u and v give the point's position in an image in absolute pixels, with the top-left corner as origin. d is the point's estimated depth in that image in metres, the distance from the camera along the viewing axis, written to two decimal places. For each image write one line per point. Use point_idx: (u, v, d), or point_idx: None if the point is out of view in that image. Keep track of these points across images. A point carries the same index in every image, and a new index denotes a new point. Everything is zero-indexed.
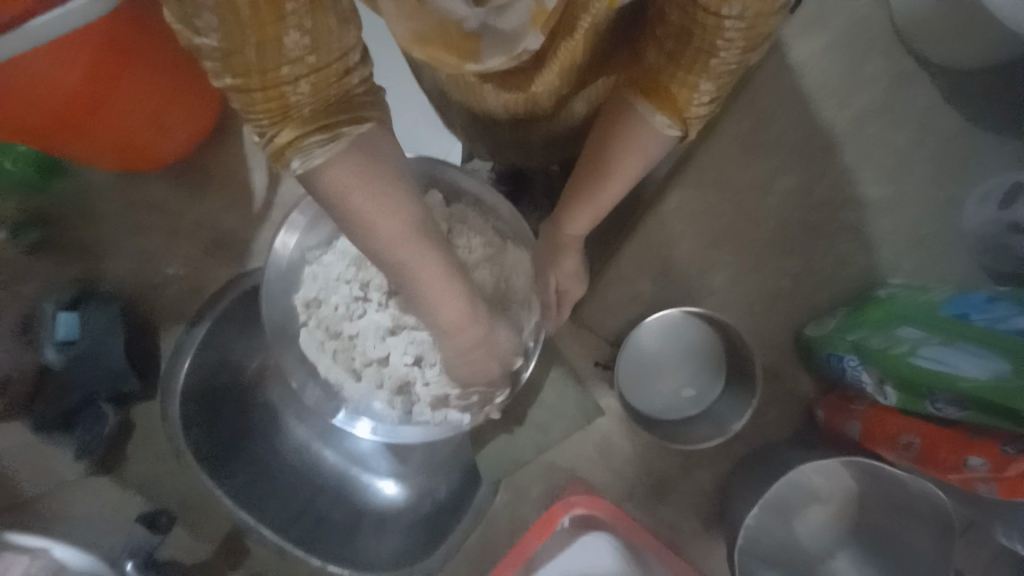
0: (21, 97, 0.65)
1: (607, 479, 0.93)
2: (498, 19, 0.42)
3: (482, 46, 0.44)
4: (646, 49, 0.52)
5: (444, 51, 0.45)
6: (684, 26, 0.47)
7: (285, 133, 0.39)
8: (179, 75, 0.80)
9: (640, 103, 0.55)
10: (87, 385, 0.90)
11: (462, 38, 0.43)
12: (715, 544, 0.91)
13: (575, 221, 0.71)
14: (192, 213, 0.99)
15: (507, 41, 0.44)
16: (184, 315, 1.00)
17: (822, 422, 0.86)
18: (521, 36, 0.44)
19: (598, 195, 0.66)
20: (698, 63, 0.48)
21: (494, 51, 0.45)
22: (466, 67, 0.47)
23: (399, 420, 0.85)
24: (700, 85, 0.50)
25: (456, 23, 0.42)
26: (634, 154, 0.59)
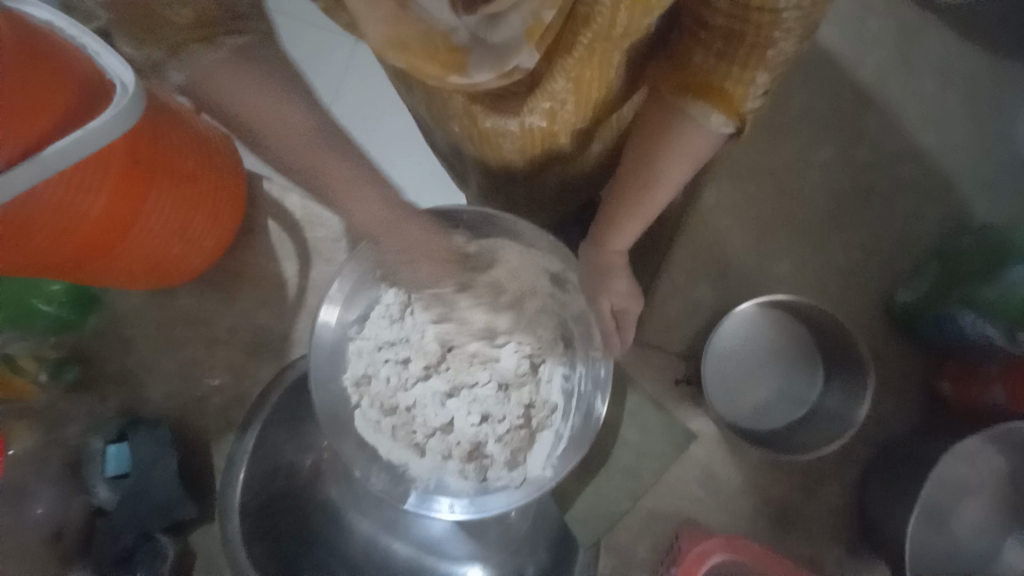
0: (42, 231, 0.65)
1: (719, 516, 0.81)
2: (488, 30, 0.38)
3: (471, 59, 0.39)
4: (689, 54, 0.50)
5: (426, 62, 0.39)
6: (732, 28, 0.46)
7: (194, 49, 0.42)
8: (202, 187, 0.82)
9: (692, 105, 0.53)
10: (145, 518, 0.86)
11: (449, 53, 0.39)
12: (868, 570, 0.77)
13: (620, 235, 0.69)
14: (227, 319, 0.98)
15: (497, 52, 0.39)
16: (231, 425, 0.95)
17: (954, 398, 0.74)
18: (511, 49, 0.39)
19: (642, 205, 0.65)
20: (753, 56, 0.47)
21: (483, 63, 0.39)
22: (452, 82, 0.41)
23: (477, 490, 0.75)
24: (756, 78, 0.49)
25: (443, 36, 0.38)
26: (685, 156, 0.58)
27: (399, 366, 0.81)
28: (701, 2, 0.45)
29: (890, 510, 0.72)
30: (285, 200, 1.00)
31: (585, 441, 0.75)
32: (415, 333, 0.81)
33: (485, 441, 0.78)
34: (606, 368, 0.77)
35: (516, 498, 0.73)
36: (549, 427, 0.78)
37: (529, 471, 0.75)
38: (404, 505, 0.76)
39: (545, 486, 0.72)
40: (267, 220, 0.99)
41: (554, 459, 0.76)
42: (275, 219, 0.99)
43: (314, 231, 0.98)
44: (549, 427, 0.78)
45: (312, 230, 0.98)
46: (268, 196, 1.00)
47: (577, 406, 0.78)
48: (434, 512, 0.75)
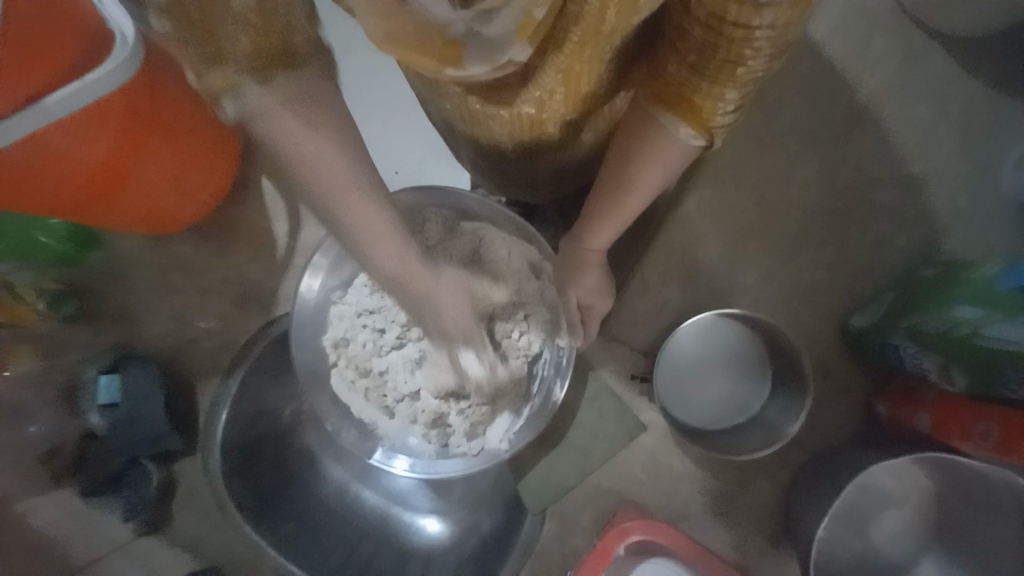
0: (44, 179, 0.69)
1: (658, 499, 0.88)
2: (483, 25, 0.42)
3: (466, 53, 0.45)
4: (665, 63, 0.51)
5: (422, 54, 0.44)
6: (706, 41, 0.46)
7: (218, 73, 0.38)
8: (200, 140, 0.84)
9: (663, 115, 0.55)
10: (131, 445, 0.93)
11: (445, 47, 0.44)
12: (785, 560, 0.85)
13: (599, 235, 0.72)
14: (220, 268, 1.02)
15: (490, 48, 0.45)
16: (218, 368, 1.01)
17: (887, 418, 0.79)
18: (505, 44, 0.45)
19: (617, 206, 0.67)
20: (723, 73, 0.48)
21: (478, 60, 0.46)
22: (446, 73, 0.47)
23: (439, 452, 0.83)
24: (725, 94, 0.50)
25: (438, 31, 0.42)
26: (658, 161, 0.60)
27: (376, 334, 0.85)
28: (682, 10, 0.45)
29: (808, 510, 0.79)
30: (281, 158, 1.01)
31: (541, 419, 0.82)
32: (393, 304, 0.84)
33: (447, 413, 0.81)
34: (569, 356, 0.83)
35: (472, 465, 0.82)
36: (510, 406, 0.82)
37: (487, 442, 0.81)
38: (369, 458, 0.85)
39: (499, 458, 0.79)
40: (262, 177, 1.02)
41: (511, 434, 0.82)
42: (270, 176, 1.01)
43: None
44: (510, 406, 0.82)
45: None
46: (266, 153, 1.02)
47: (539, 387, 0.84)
48: (394, 467, 0.84)
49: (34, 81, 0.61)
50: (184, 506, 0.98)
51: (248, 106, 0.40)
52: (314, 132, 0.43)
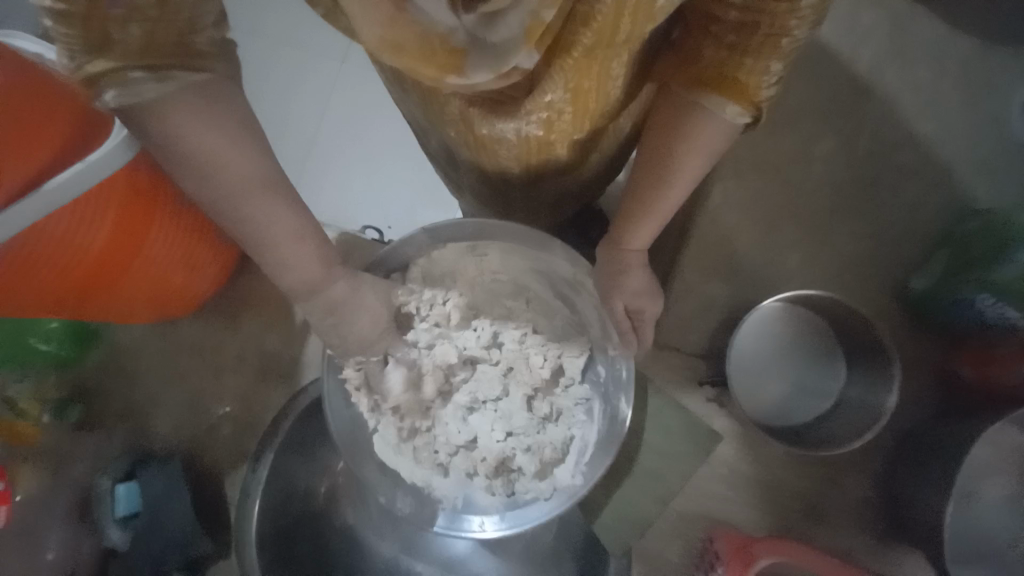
0: (38, 267, 0.64)
1: (749, 515, 0.80)
2: (487, 30, 0.35)
3: (469, 60, 0.37)
4: (700, 49, 0.50)
5: (424, 64, 0.37)
6: (744, 21, 0.46)
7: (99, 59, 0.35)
8: (203, 214, 0.80)
9: (707, 98, 0.51)
10: (156, 560, 0.82)
11: (446, 54, 0.36)
12: (898, 557, 0.77)
13: (639, 233, 0.66)
14: (236, 344, 0.96)
15: (496, 54, 0.36)
16: (244, 453, 0.93)
17: (971, 380, 0.74)
18: (512, 50, 0.36)
19: (657, 203, 0.62)
20: (768, 44, 0.46)
21: (482, 65, 0.37)
22: (450, 84, 0.39)
23: (508, 505, 0.74)
24: (771, 67, 0.48)
25: (438, 35, 0.36)
26: (698, 150, 0.57)
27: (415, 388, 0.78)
28: None
29: (918, 497, 0.71)
30: None
31: (614, 442, 0.72)
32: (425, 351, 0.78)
33: (511, 454, 0.77)
34: (627, 368, 0.75)
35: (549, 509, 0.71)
36: (570, 433, 0.77)
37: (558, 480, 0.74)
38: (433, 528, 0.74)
39: (578, 496, 0.69)
40: None
41: (582, 467, 0.74)
42: None
43: None
44: (570, 433, 0.77)
45: None
46: None
47: (602, 409, 0.76)
48: (466, 531, 0.73)
49: (25, 170, 0.57)
50: None
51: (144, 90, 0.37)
52: (217, 141, 0.43)
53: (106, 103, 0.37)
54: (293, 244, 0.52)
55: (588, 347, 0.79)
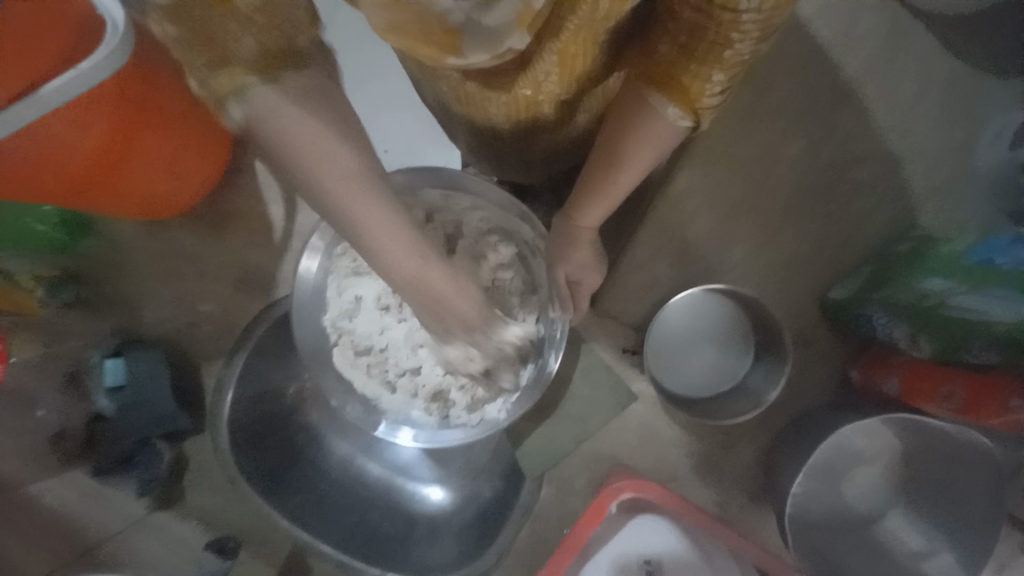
0: (36, 165, 0.69)
1: (649, 464, 0.93)
2: (482, 14, 0.42)
3: (466, 42, 0.44)
4: (657, 44, 0.52)
5: (424, 44, 0.45)
6: (697, 22, 0.46)
7: (221, 74, 0.40)
8: (194, 128, 0.84)
9: (653, 96, 0.54)
10: (141, 429, 0.95)
11: (445, 35, 0.44)
12: (766, 516, 0.90)
13: (590, 212, 0.72)
14: (221, 253, 1.03)
15: (491, 37, 0.44)
16: (222, 350, 1.03)
17: (859, 383, 0.84)
18: (503, 34, 0.44)
19: (606, 184, 0.67)
20: (711, 54, 0.48)
21: (479, 47, 0.45)
22: (448, 62, 0.47)
23: (440, 426, 0.87)
24: (714, 76, 0.50)
25: (437, 19, 0.42)
26: (647, 143, 0.60)
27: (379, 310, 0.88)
28: None
29: (784, 468, 0.85)
30: None
31: (538, 388, 0.84)
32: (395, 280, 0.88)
33: (448, 387, 0.87)
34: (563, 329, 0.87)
35: (472, 435, 0.85)
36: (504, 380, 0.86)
37: (484, 412, 0.86)
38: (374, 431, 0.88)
39: (497, 427, 0.83)
40: (257, 160, 1.01)
41: (509, 405, 0.85)
42: (265, 160, 1.01)
43: None
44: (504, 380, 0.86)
45: None
46: None
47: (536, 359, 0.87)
48: (398, 438, 0.87)
49: (22, 74, 0.60)
50: (197, 483, 1.02)
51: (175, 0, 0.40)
52: (320, 146, 0.44)
53: (233, 117, 0.42)
54: None
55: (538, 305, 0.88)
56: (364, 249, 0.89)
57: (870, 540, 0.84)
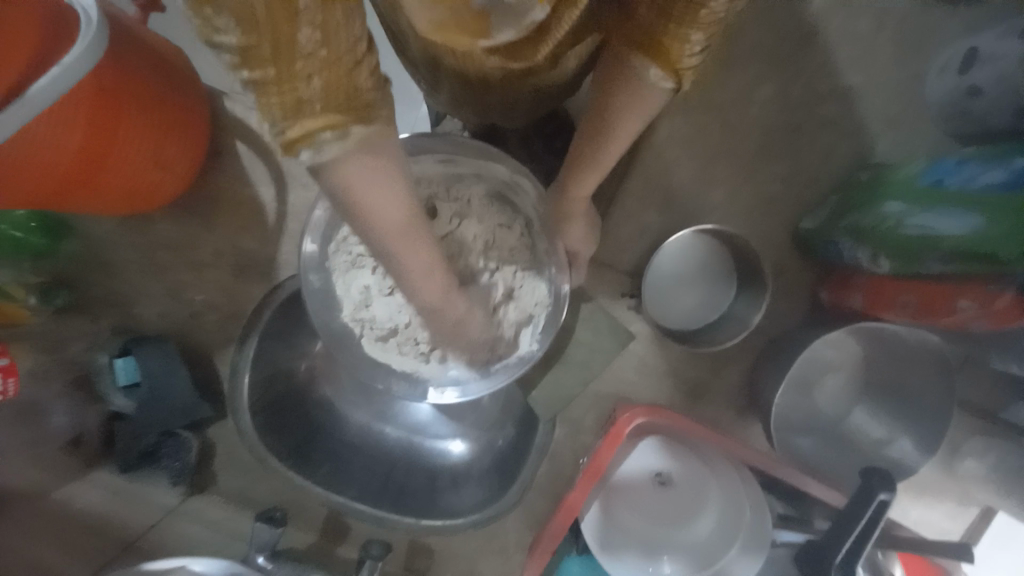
0: (20, 167, 0.66)
1: (649, 396, 1.03)
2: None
3: (495, 20, 0.53)
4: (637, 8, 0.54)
5: (459, 33, 0.55)
6: None
7: (294, 126, 0.37)
8: (170, 111, 0.80)
9: (635, 59, 0.57)
10: (164, 419, 0.98)
11: (475, 19, 0.53)
12: (754, 427, 1.02)
13: (585, 182, 0.76)
14: (213, 241, 1.02)
15: (517, 16, 0.53)
16: (229, 337, 1.04)
17: (828, 301, 0.94)
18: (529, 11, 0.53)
19: (597, 153, 0.70)
20: (688, 15, 0.51)
21: (505, 25, 0.54)
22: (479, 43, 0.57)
23: (477, 380, 0.88)
24: (691, 35, 0.53)
25: (467, 6, 0.51)
26: (634, 112, 0.63)
27: (390, 294, 0.90)
28: None
29: (769, 383, 0.96)
30: (254, 123, 0.98)
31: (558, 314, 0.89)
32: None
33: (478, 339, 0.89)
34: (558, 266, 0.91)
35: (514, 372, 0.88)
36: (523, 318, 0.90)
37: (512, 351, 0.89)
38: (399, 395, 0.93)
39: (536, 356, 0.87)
40: (237, 143, 0.98)
41: (538, 336, 0.90)
42: (245, 143, 0.98)
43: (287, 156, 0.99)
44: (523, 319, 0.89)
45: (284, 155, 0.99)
46: (234, 118, 0.98)
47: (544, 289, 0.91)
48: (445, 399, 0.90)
49: (3, 73, 0.56)
50: (226, 467, 1.06)
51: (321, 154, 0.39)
52: (381, 198, 0.45)
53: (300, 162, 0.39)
54: None
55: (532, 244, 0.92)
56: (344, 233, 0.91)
57: (840, 436, 0.95)
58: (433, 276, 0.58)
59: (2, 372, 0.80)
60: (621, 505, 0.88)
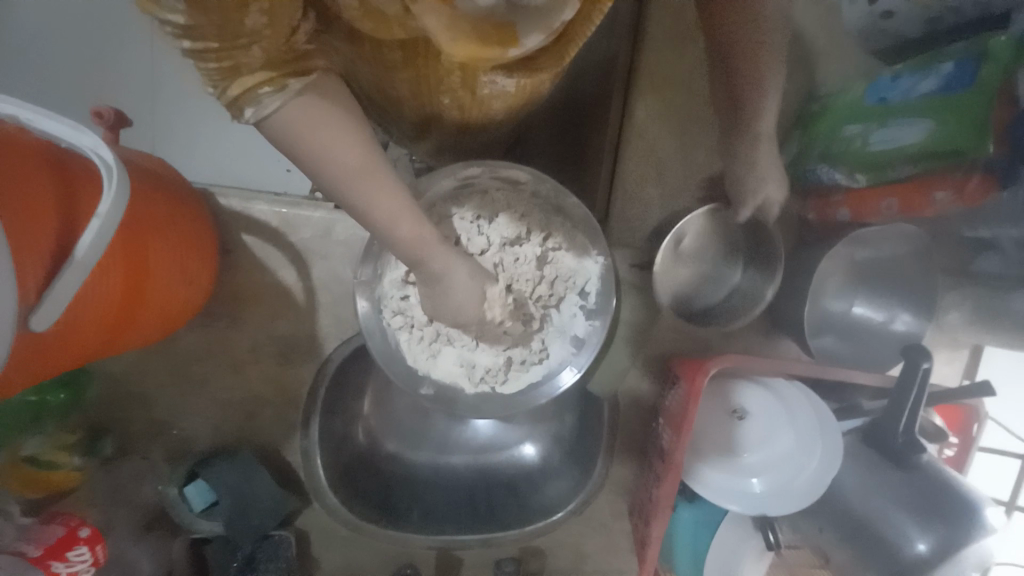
0: (82, 331, 0.65)
1: (691, 347, 1.13)
2: None
3: (521, 26, 0.51)
4: None
5: (485, 45, 0.52)
6: None
7: (237, 85, 0.47)
8: (180, 231, 0.78)
9: None
10: (257, 526, 0.96)
11: (497, 30, 0.51)
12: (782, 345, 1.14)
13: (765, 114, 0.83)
14: (247, 338, 1.00)
15: (542, 15, 0.50)
16: (292, 425, 1.03)
17: (815, 219, 1.04)
18: (554, 11, 0.50)
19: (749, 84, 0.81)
20: None
21: (531, 27, 0.51)
22: (509, 55, 0.53)
23: (592, 322, 0.98)
24: None
25: (489, 17, 0.50)
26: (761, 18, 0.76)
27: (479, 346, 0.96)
28: None
29: (783, 301, 1.07)
30: (256, 210, 0.96)
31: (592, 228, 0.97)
32: (453, 329, 0.94)
33: (558, 310, 0.99)
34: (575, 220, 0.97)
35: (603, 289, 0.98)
36: (576, 266, 0.98)
37: (593, 278, 0.98)
38: (509, 393, 0.97)
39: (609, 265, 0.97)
40: (244, 236, 0.96)
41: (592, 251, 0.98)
42: (251, 233, 0.96)
43: (300, 233, 0.97)
44: (576, 267, 0.98)
45: (297, 232, 0.97)
46: (231, 211, 0.96)
47: (565, 231, 0.98)
48: (563, 380, 0.98)
49: (42, 251, 0.55)
50: (324, 548, 1.06)
51: (265, 108, 0.49)
52: (360, 167, 0.56)
53: (247, 117, 0.49)
54: (384, 210, 0.60)
55: (539, 226, 0.97)
56: (384, 319, 0.95)
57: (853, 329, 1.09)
58: (421, 233, 0.66)
59: (90, 542, 0.76)
60: (706, 444, 0.98)
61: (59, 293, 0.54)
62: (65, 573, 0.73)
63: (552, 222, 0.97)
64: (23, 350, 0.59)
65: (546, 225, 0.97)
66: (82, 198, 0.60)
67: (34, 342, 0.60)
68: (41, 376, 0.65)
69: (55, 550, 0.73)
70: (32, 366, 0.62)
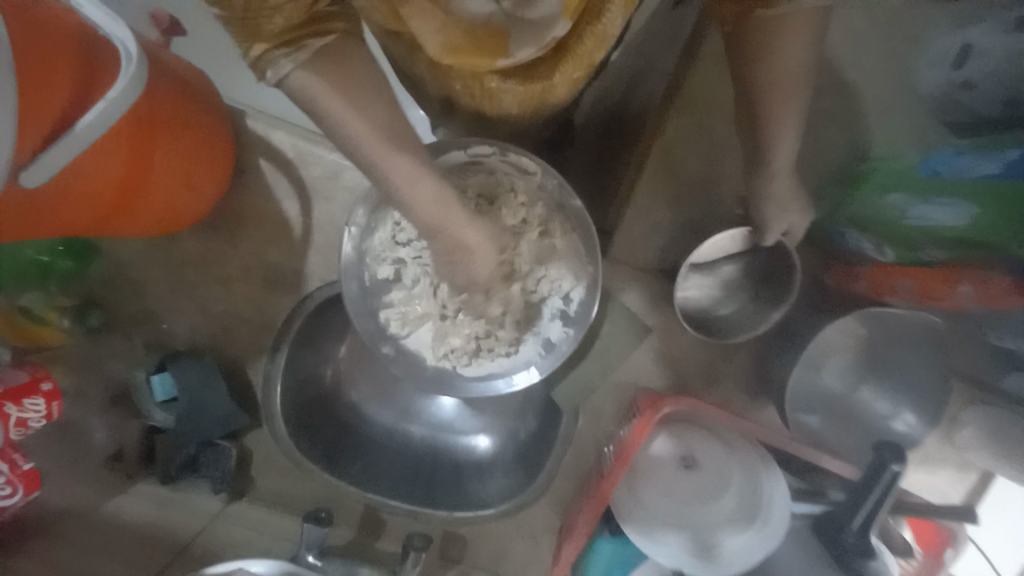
0: (76, 200, 0.71)
1: (663, 382, 1.08)
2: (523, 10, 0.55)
3: (514, 40, 0.57)
4: None
5: (479, 56, 0.58)
6: None
7: (259, 47, 0.52)
8: (196, 139, 0.83)
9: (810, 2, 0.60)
10: (204, 429, 1.01)
11: (493, 38, 0.57)
12: (764, 409, 1.07)
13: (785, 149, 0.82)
14: (240, 255, 1.06)
15: (536, 29, 0.57)
16: (262, 347, 1.08)
17: (831, 284, 0.97)
18: (548, 26, 0.57)
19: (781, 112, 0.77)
20: None
21: (524, 41, 0.58)
22: (498, 64, 0.60)
23: (566, 329, 0.95)
24: None
25: (483, 25, 0.56)
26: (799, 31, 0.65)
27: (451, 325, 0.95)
28: None
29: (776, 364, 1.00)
30: (275, 139, 1.03)
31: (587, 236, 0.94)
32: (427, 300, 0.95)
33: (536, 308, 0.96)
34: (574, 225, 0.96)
35: (584, 298, 0.95)
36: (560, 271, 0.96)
37: (578, 285, 0.95)
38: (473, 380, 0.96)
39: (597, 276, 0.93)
40: (259, 161, 1.04)
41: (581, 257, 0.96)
42: (267, 160, 1.04)
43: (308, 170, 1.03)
44: (559, 271, 0.96)
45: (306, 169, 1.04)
46: (254, 136, 1.03)
47: (559, 232, 0.96)
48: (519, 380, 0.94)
49: (48, 117, 0.61)
50: (261, 473, 1.10)
51: (282, 72, 0.53)
52: (368, 134, 0.59)
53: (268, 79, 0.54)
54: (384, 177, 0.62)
55: (534, 222, 0.95)
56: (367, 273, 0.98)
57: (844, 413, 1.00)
58: (424, 202, 0.67)
59: (47, 396, 0.83)
60: (648, 486, 0.94)
61: (53, 155, 0.60)
62: (14, 414, 0.78)
63: (550, 219, 0.96)
64: (16, 203, 0.65)
65: (542, 222, 0.96)
66: (98, 80, 0.65)
67: (31, 198, 0.66)
68: (32, 232, 0.71)
69: (16, 393, 0.80)
70: (22, 220, 0.67)
